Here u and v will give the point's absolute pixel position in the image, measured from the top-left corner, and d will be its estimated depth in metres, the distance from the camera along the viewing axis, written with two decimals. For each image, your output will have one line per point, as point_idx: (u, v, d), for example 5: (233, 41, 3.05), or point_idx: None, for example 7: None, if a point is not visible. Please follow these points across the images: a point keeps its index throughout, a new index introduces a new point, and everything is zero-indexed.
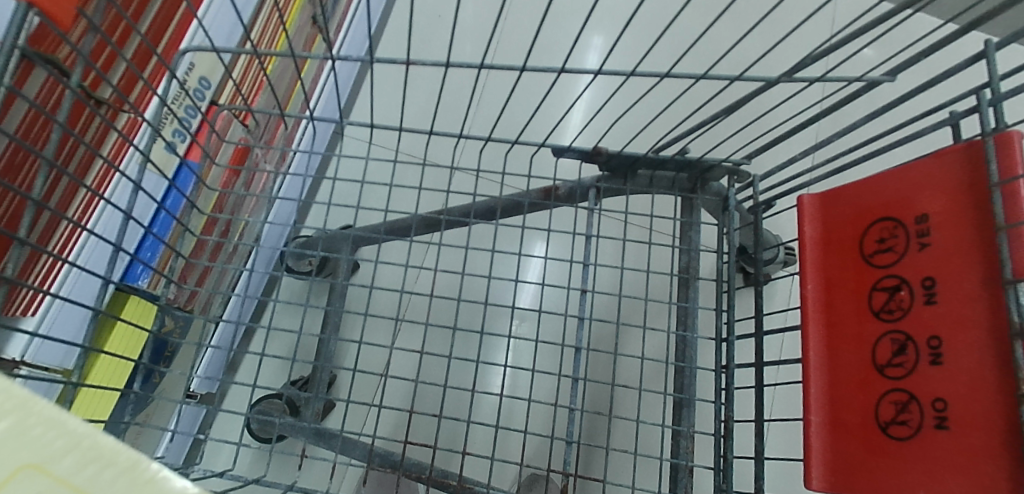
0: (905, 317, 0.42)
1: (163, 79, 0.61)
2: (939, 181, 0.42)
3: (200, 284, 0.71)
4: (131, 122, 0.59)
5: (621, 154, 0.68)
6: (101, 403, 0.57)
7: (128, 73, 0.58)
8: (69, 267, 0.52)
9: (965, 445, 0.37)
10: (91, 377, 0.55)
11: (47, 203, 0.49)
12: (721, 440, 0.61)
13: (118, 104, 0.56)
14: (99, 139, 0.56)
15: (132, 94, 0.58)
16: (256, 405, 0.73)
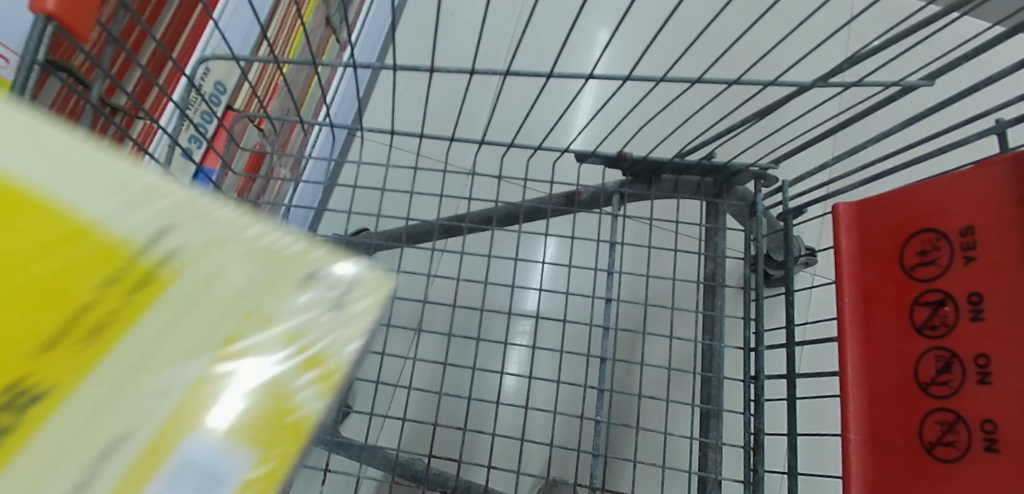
0: (950, 334, 0.41)
1: (178, 84, 0.60)
2: (985, 192, 0.40)
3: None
4: (146, 129, 0.59)
5: (646, 160, 0.67)
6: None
7: (144, 79, 0.58)
8: None
9: (1017, 470, 0.35)
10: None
11: None
12: (750, 453, 0.59)
13: (133, 111, 0.56)
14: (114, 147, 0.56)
15: (147, 100, 0.58)
16: None
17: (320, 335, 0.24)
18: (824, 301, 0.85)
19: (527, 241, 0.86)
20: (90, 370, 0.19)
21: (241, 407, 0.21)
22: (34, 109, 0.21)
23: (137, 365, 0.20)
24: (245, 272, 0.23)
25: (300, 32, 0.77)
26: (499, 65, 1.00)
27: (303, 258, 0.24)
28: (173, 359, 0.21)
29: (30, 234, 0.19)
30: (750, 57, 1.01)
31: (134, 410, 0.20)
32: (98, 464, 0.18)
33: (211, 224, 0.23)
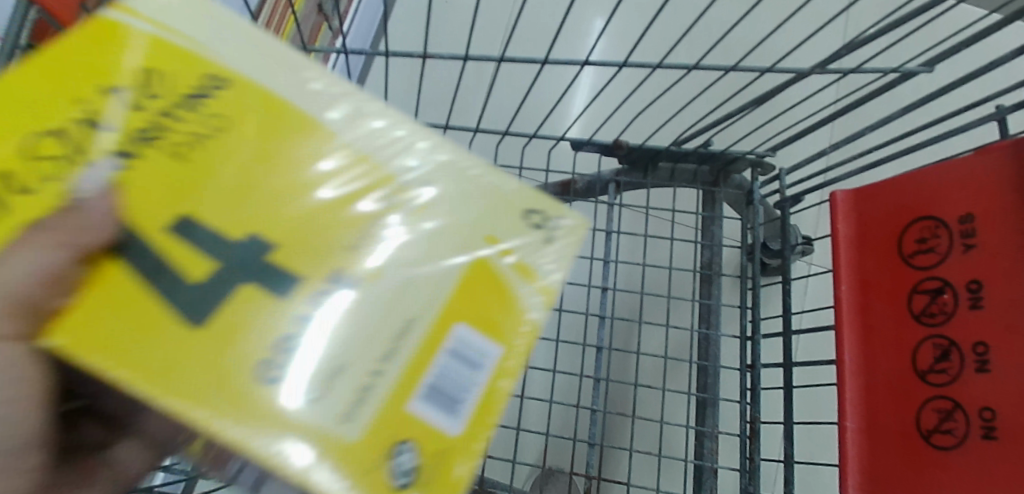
0: (949, 322, 0.40)
1: None
2: (985, 179, 0.40)
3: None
4: None
5: (642, 148, 0.66)
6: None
7: None
8: None
9: (1013, 459, 0.35)
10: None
11: None
12: (746, 441, 0.59)
13: None
14: None
15: None
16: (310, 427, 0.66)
17: (538, 252, 0.29)
18: (820, 290, 0.85)
19: None
20: (372, 266, 0.25)
21: (486, 308, 0.27)
22: (296, 56, 0.29)
23: (405, 264, 0.26)
24: (462, 205, 0.29)
25: (291, 19, 0.76)
26: (494, 52, 0.99)
27: (516, 193, 0.30)
28: (427, 260, 0.26)
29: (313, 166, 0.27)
30: (747, 44, 1.00)
31: (406, 306, 0.25)
32: (394, 340, 0.24)
33: (434, 166, 0.29)
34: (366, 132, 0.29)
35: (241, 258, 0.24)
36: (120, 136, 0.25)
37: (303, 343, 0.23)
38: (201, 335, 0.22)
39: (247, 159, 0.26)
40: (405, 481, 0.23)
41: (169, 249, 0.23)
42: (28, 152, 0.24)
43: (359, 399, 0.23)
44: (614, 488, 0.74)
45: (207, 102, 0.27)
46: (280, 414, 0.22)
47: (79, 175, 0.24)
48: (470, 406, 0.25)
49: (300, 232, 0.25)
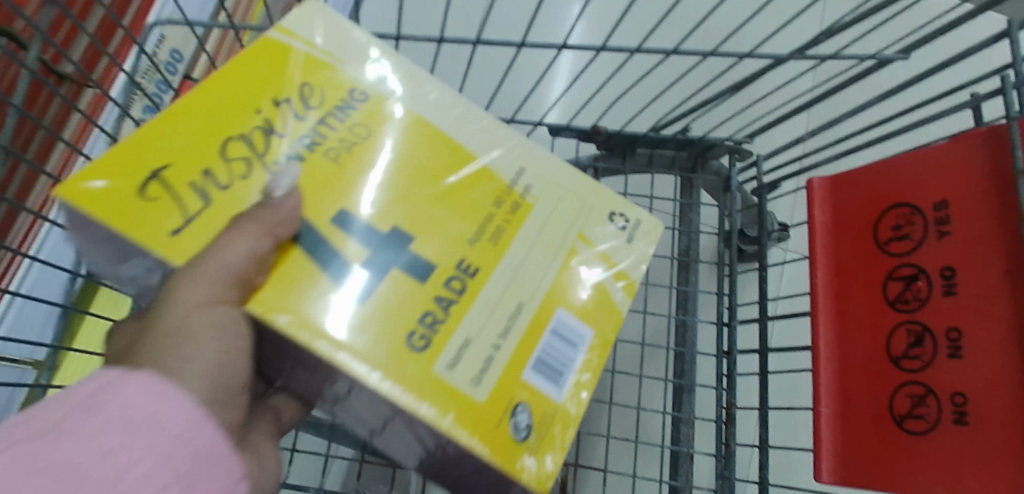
0: (923, 308, 0.41)
1: (129, 53, 0.59)
2: (960, 167, 0.40)
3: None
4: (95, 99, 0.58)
5: (620, 133, 0.66)
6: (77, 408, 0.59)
7: (93, 48, 0.58)
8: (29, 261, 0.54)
9: (983, 443, 0.36)
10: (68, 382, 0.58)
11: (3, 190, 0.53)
12: (722, 427, 0.59)
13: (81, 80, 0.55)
14: (62, 119, 0.57)
15: (96, 69, 0.58)
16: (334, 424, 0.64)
17: (607, 257, 0.41)
18: (796, 276, 0.86)
19: None
20: (487, 270, 0.36)
21: (566, 303, 0.38)
22: (432, 98, 0.40)
23: (510, 268, 0.37)
24: (554, 218, 0.40)
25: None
26: (471, 35, 0.97)
27: (588, 206, 0.41)
28: (531, 263, 0.38)
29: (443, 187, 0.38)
30: (725, 30, 1.00)
31: (518, 296, 0.37)
32: (505, 327, 0.35)
33: (536, 187, 0.40)
34: (486, 163, 0.40)
35: (397, 256, 0.35)
36: (282, 139, 0.35)
37: (447, 322, 0.34)
38: (382, 306, 0.33)
39: (411, 189, 0.37)
40: (519, 431, 0.34)
41: (349, 245, 0.34)
42: (222, 152, 0.34)
43: (488, 362, 0.34)
44: (591, 475, 0.74)
45: (346, 117, 0.37)
46: (447, 376, 0.33)
47: (272, 171, 0.34)
48: (559, 378, 0.37)
49: (444, 240, 0.36)
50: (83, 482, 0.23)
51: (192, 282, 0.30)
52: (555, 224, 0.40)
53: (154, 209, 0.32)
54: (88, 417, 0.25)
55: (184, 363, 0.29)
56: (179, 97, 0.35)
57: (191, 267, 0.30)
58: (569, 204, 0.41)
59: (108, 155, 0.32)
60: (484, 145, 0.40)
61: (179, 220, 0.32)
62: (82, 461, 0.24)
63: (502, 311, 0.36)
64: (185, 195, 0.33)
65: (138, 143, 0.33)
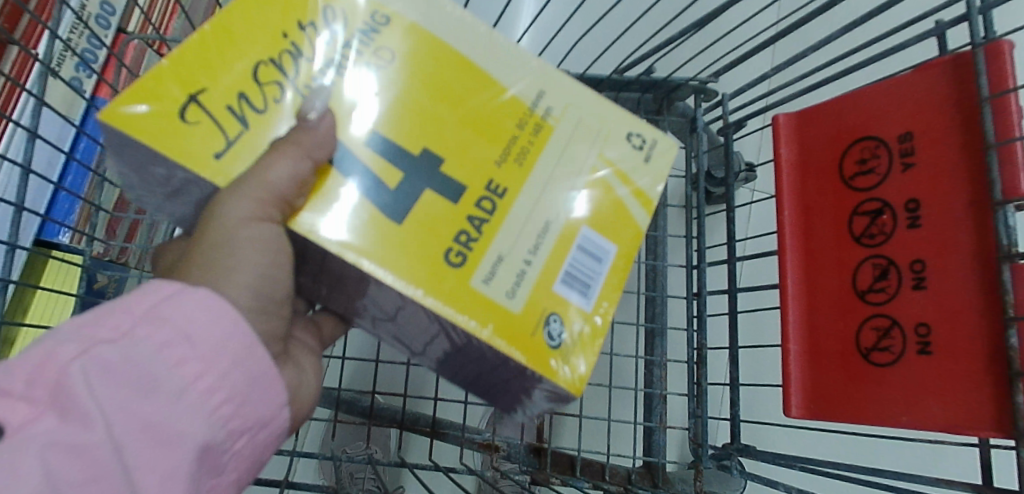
0: (888, 241, 0.41)
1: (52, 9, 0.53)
2: (925, 97, 0.40)
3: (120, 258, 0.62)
4: (21, 58, 0.52)
5: (583, 77, 0.63)
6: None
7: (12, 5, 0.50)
8: None
9: (944, 371, 0.37)
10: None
11: None
12: (694, 367, 0.60)
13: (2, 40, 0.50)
14: None
15: (18, 27, 0.51)
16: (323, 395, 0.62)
17: (638, 171, 0.35)
18: (763, 216, 0.87)
19: None
20: (519, 182, 0.33)
21: (599, 214, 0.34)
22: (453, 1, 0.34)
23: (544, 179, 0.33)
24: (581, 133, 0.35)
25: None
26: None
27: (616, 119, 0.36)
28: (559, 176, 0.33)
29: (468, 94, 0.33)
30: None
31: (549, 210, 0.33)
32: (537, 237, 0.32)
33: (560, 98, 0.35)
34: (506, 69, 0.34)
35: (426, 172, 0.31)
36: (313, 66, 0.31)
37: (481, 238, 0.31)
38: (410, 228, 0.30)
39: (427, 100, 0.32)
40: (556, 340, 0.31)
41: (373, 160, 0.31)
42: (257, 79, 0.30)
43: (519, 281, 0.31)
44: (568, 420, 0.75)
45: (376, 37, 0.32)
46: (480, 293, 0.30)
47: (307, 96, 0.30)
48: (594, 289, 0.33)
49: (465, 155, 0.32)
50: (155, 390, 0.26)
51: (235, 195, 0.27)
52: (583, 138, 0.35)
53: (196, 141, 0.28)
54: (153, 328, 0.27)
55: (228, 276, 0.29)
56: (213, 15, 0.30)
57: (236, 183, 0.28)
58: (597, 117, 0.35)
59: (141, 80, 0.28)
60: (507, 54, 0.34)
61: (223, 141, 0.29)
62: (151, 370, 0.26)
63: (530, 229, 0.32)
64: (226, 126, 0.29)
65: (181, 59, 0.29)
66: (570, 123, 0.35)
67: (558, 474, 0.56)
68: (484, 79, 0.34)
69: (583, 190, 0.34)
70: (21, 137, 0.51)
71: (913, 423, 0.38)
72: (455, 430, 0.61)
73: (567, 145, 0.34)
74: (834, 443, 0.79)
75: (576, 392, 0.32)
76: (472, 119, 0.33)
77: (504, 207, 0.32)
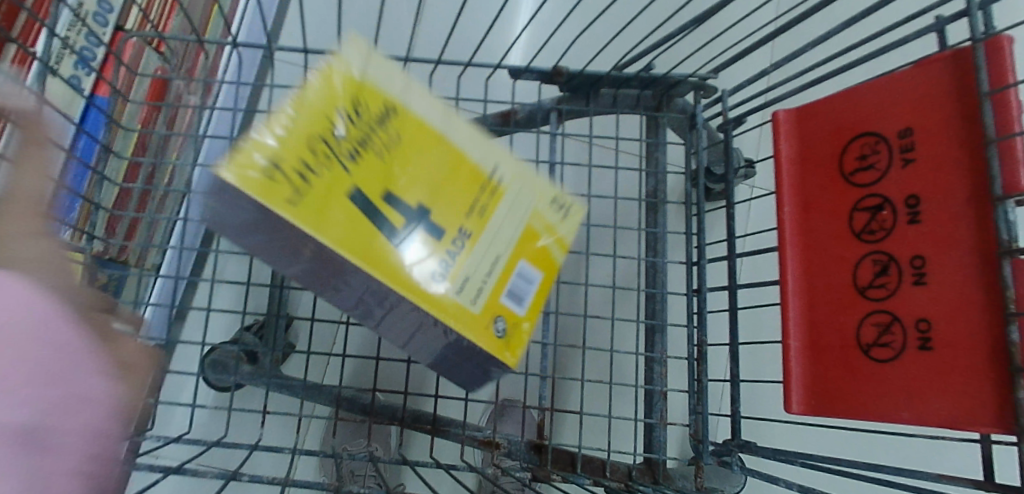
0: (888, 237, 0.41)
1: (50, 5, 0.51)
2: (924, 93, 0.40)
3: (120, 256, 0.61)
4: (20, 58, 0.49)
5: (583, 73, 0.63)
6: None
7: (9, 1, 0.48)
8: None
9: (945, 366, 0.37)
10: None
11: None
12: (694, 364, 0.60)
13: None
14: None
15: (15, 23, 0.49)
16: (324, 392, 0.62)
17: (564, 216, 0.44)
18: (761, 212, 0.87)
19: None
20: (473, 229, 0.40)
21: (535, 248, 0.42)
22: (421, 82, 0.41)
23: (494, 226, 0.41)
24: (521, 187, 0.42)
25: None
26: None
27: (550, 176, 0.44)
28: (504, 223, 0.41)
29: (430, 158, 0.40)
30: None
31: (495, 253, 0.40)
32: (486, 272, 0.39)
33: (505, 158, 0.42)
34: (465, 136, 0.41)
35: (420, 219, 0.38)
36: (350, 141, 0.37)
37: (446, 274, 0.38)
38: (388, 267, 0.36)
39: (398, 165, 0.39)
40: (502, 334, 0.39)
41: (357, 212, 0.36)
42: (314, 148, 0.36)
43: (472, 307, 0.38)
44: (567, 417, 0.75)
45: (360, 109, 0.38)
46: (444, 319, 0.37)
47: (311, 162, 0.35)
48: (527, 306, 0.41)
49: (432, 210, 0.39)
50: None
51: None
52: (524, 193, 0.42)
53: (270, 199, 0.33)
54: None
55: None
56: (290, 100, 0.36)
57: None
58: (535, 174, 0.43)
59: (224, 167, 0.33)
60: (464, 126, 0.41)
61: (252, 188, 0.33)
62: None
63: (480, 267, 0.39)
64: (284, 189, 0.34)
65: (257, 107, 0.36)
66: (514, 181, 0.42)
67: (558, 471, 0.56)
68: (445, 142, 0.41)
69: (522, 236, 0.42)
70: (23, 135, 0.49)
71: (915, 418, 0.38)
72: (456, 427, 0.60)
73: (510, 200, 0.42)
74: (832, 438, 0.80)
75: None
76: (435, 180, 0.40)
77: (461, 253, 0.39)
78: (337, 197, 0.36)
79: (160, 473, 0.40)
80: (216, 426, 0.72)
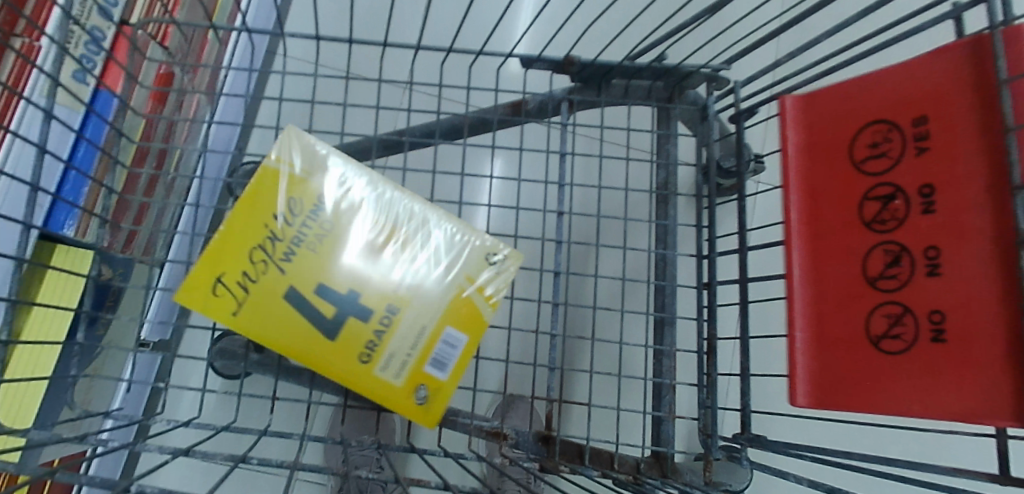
0: (900, 227, 0.40)
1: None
2: (940, 80, 0.39)
3: (126, 248, 0.59)
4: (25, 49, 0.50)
5: (594, 63, 0.63)
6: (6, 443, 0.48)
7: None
8: None
9: (960, 357, 0.36)
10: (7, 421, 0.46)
11: None
12: (704, 357, 0.60)
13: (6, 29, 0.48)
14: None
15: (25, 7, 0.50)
16: (331, 382, 0.61)
17: (489, 280, 0.52)
18: (771, 206, 0.86)
19: (472, 155, 0.82)
20: (404, 306, 0.50)
21: (460, 313, 0.51)
22: (355, 174, 0.51)
23: (425, 295, 0.50)
24: (447, 259, 0.51)
25: None
26: None
27: (476, 246, 0.52)
28: (432, 290, 0.51)
29: (365, 251, 0.50)
30: None
31: (426, 316, 0.50)
32: (416, 337, 0.50)
33: (431, 235, 0.51)
34: (398, 223, 0.51)
35: (352, 305, 0.49)
36: (285, 243, 0.49)
37: (381, 342, 0.49)
38: (335, 343, 0.49)
39: (333, 262, 0.49)
40: (423, 401, 0.50)
41: (313, 303, 0.48)
42: (251, 259, 0.48)
43: (405, 363, 0.49)
44: (575, 409, 0.75)
45: (308, 216, 0.49)
46: (384, 375, 0.49)
47: (282, 267, 0.48)
48: (452, 364, 0.51)
49: (371, 291, 0.49)
50: None
51: None
52: (450, 267, 0.51)
53: (210, 307, 0.47)
54: None
55: None
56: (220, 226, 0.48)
57: None
58: (462, 248, 0.52)
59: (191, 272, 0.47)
60: (400, 211, 0.51)
61: (236, 300, 0.47)
62: None
63: (413, 330, 0.50)
64: (229, 303, 0.47)
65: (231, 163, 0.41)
66: (442, 259, 0.51)
67: (566, 463, 0.56)
68: (381, 231, 0.50)
69: (447, 306, 0.51)
70: (34, 114, 0.50)
71: (927, 411, 0.37)
72: (463, 417, 0.60)
73: (437, 277, 0.51)
74: (841, 433, 0.79)
75: (428, 426, 0.50)
76: (360, 274, 0.49)
77: (390, 328, 0.49)
78: (270, 300, 0.48)
79: (170, 455, 0.39)
80: (225, 413, 0.73)
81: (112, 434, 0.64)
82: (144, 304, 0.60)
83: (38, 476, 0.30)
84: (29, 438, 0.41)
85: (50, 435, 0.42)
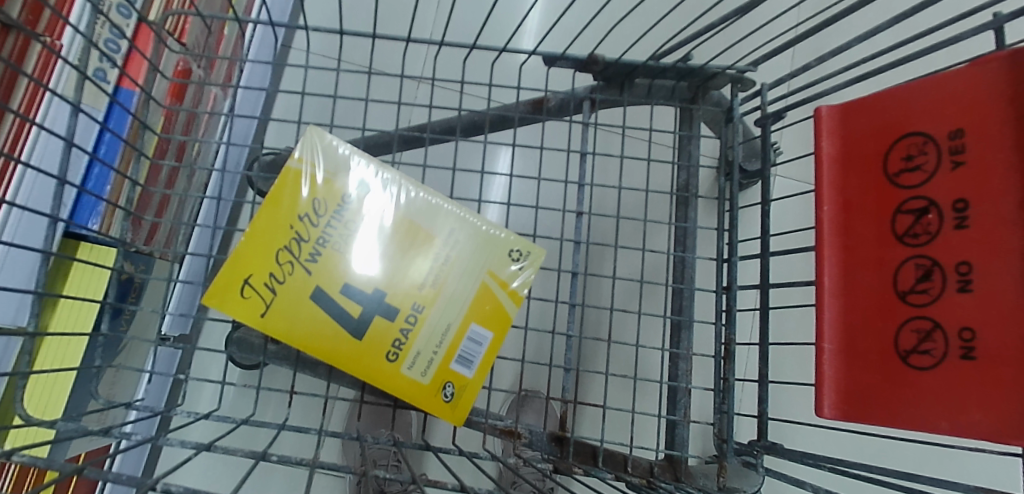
0: (933, 241, 0.40)
1: None
2: (978, 93, 0.38)
3: (148, 243, 0.60)
4: (43, 55, 0.50)
5: (619, 62, 0.62)
6: (37, 434, 0.51)
7: None
8: (8, 206, 0.47)
9: (989, 377, 0.36)
10: (26, 405, 0.47)
11: (12, 152, 0.47)
12: (720, 362, 0.59)
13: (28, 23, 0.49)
14: (20, 54, 0.49)
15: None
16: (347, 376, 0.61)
17: (514, 277, 0.52)
18: (793, 210, 0.85)
19: (492, 153, 0.82)
20: (431, 303, 0.50)
21: (485, 310, 0.51)
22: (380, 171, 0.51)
23: (452, 290, 0.51)
24: (473, 255, 0.52)
25: None
26: None
27: (502, 241, 0.52)
28: (459, 287, 0.51)
29: (393, 248, 0.50)
30: None
31: (453, 313, 0.51)
32: (443, 333, 0.50)
33: (456, 231, 0.51)
34: (424, 219, 0.51)
35: (377, 304, 0.49)
36: (310, 244, 0.49)
37: (408, 340, 0.50)
38: (360, 341, 0.49)
39: (358, 260, 0.49)
40: (449, 398, 0.50)
41: (341, 301, 0.49)
42: (276, 260, 0.48)
43: (431, 360, 0.50)
44: (589, 410, 0.76)
45: (333, 215, 0.49)
46: (412, 372, 0.49)
47: (308, 266, 0.49)
48: (478, 361, 0.51)
49: (398, 288, 0.50)
50: None
51: None
52: (477, 261, 0.52)
53: (237, 310, 0.47)
54: None
55: None
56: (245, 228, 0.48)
57: None
58: (488, 243, 0.52)
59: (218, 275, 0.47)
60: (428, 208, 0.51)
61: (263, 300, 0.48)
62: None
63: (439, 328, 0.50)
64: (257, 304, 0.48)
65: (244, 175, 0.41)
66: (469, 254, 0.51)
67: (580, 464, 0.56)
68: (408, 227, 0.51)
69: (474, 302, 0.51)
70: (59, 107, 0.50)
71: (955, 429, 0.37)
72: (479, 414, 0.60)
73: (464, 272, 0.51)
74: (857, 443, 0.79)
75: (455, 421, 0.50)
76: (384, 272, 0.50)
77: (416, 325, 0.50)
78: (295, 299, 0.48)
79: (193, 449, 0.40)
80: (244, 405, 0.74)
81: (135, 423, 0.65)
82: (163, 296, 0.61)
83: (68, 473, 0.31)
84: (57, 430, 0.42)
85: (78, 427, 0.43)
